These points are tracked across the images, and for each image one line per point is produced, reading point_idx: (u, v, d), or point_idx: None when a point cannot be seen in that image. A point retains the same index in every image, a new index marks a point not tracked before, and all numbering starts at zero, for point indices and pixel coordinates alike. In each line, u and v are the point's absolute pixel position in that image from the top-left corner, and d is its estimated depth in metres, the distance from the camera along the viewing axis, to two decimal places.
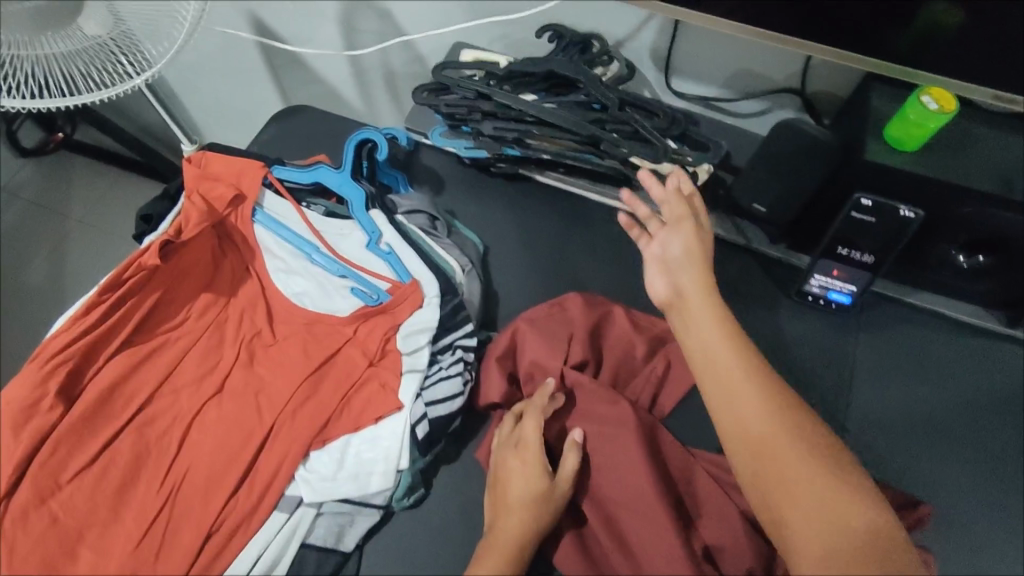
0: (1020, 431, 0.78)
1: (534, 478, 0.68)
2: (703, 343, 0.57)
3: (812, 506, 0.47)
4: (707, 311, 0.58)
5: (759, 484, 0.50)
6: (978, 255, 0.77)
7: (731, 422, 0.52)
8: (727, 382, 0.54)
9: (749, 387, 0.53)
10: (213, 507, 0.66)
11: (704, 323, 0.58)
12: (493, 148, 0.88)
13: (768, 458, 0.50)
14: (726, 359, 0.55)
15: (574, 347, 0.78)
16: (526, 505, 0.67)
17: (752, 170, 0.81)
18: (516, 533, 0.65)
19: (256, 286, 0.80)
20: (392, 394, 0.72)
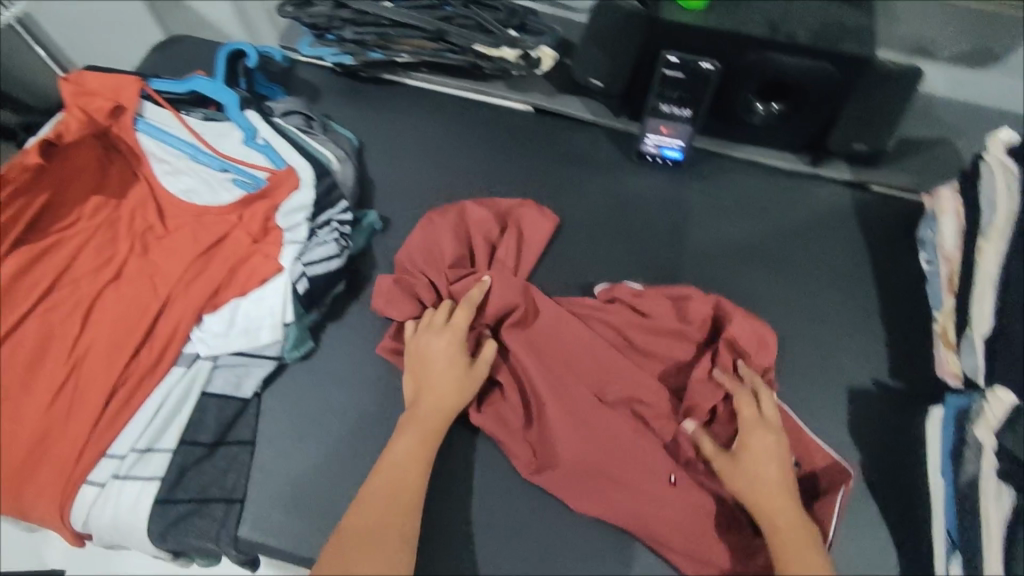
0: (824, 247, 0.93)
1: (456, 361, 0.75)
2: (759, 441, 0.70)
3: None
4: (772, 460, 0.69)
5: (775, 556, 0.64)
6: (772, 102, 0.90)
7: (750, 484, 0.68)
8: (771, 494, 0.67)
9: (775, 477, 0.68)
10: (116, 368, 0.74)
11: (739, 458, 0.70)
12: (357, 53, 0.97)
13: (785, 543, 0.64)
14: (770, 482, 0.68)
15: (437, 231, 0.86)
16: (449, 384, 0.74)
17: (584, 49, 0.94)
18: (437, 407, 0.73)
19: (144, 189, 0.86)
20: (273, 260, 0.81)
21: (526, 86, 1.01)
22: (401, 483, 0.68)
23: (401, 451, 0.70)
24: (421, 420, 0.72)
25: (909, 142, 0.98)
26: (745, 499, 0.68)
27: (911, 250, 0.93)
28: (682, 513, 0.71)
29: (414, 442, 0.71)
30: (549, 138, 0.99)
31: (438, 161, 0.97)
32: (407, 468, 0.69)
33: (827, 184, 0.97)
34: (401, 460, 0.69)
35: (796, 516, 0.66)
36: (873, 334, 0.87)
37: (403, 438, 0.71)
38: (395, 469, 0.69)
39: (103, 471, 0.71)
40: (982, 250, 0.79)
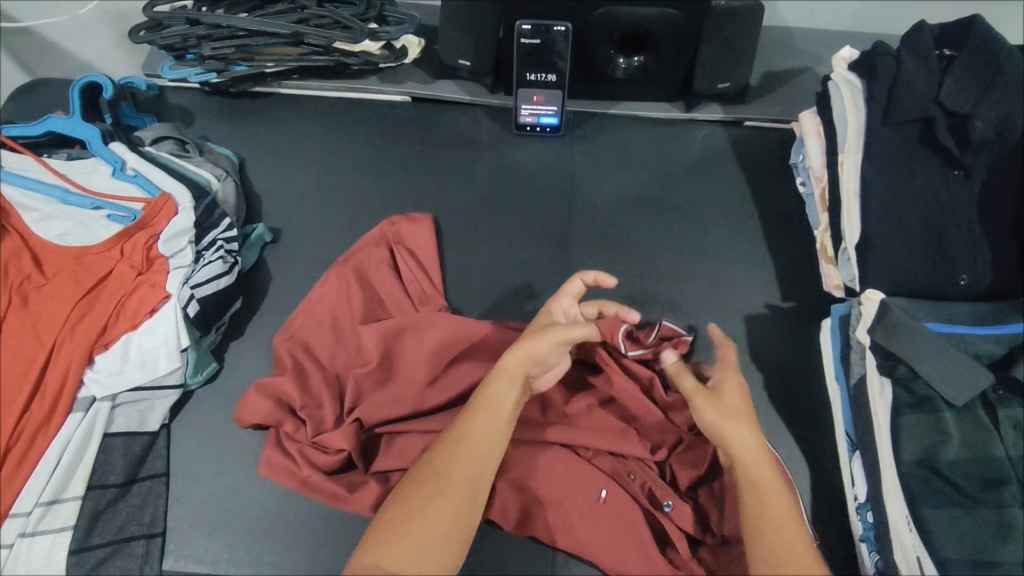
0: (707, 186, 0.97)
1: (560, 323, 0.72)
2: (740, 395, 0.67)
3: (777, 544, 0.58)
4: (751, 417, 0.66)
5: (761, 519, 0.59)
6: (631, 56, 0.95)
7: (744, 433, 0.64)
8: (753, 440, 0.64)
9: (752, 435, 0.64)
10: (9, 425, 0.72)
11: (724, 409, 0.66)
12: (221, 69, 0.96)
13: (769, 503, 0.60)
14: (753, 437, 0.64)
15: (327, 286, 0.82)
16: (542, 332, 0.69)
17: (446, 32, 0.94)
18: (510, 371, 0.66)
19: (17, 241, 0.83)
20: (161, 288, 0.79)
21: (399, 78, 1.01)
22: (444, 475, 0.61)
23: (441, 447, 0.63)
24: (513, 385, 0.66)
25: (774, 76, 1.03)
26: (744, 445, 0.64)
27: (788, 176, 0.98)
28: (612, 530, 0.68)
29: (485, 411, 0.65)
30: (430, 123, 1.00)
31: (322, 164, 0.97)
32: (454, 462, 0.62)
33: (702, 127, 1.01)
34: (446, 453, 0.63)
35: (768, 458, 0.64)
36: (762, 261, 0.91)
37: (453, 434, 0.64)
38: (441, 465, 0.62)
39: (8, 532, 0.68)
40: (844, 162, 0.82)
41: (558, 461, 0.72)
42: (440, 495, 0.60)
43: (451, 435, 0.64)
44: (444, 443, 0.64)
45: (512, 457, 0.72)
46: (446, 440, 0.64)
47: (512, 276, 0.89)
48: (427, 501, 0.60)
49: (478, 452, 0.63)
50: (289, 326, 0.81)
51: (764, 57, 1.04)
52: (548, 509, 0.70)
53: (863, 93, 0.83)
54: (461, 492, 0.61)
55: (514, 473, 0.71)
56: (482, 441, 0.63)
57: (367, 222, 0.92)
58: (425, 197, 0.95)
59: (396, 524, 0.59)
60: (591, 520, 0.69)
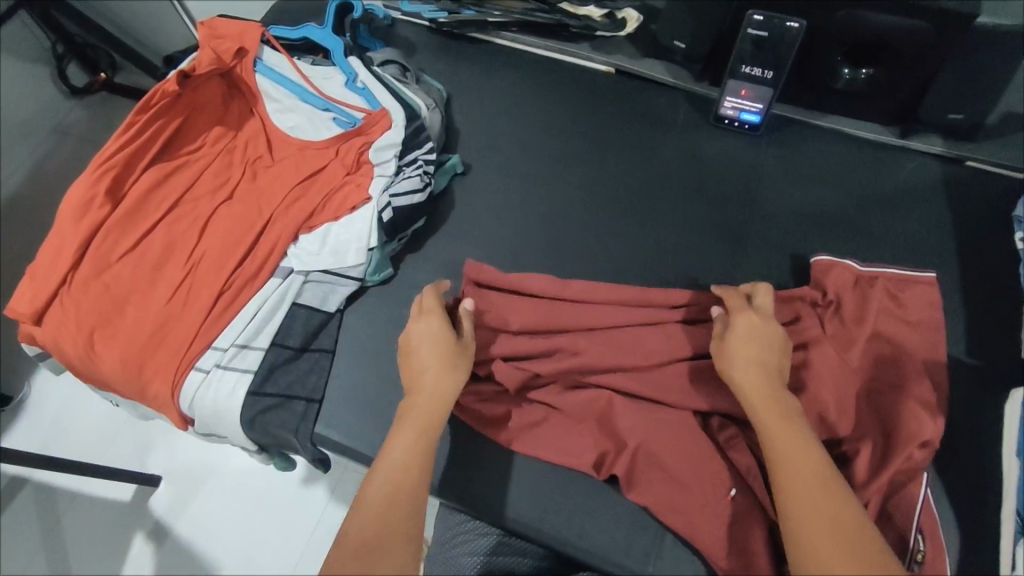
0: (907, 219, 0.90)
1: (438, 339, 0.71)
2: (741, 326, 0.69)
3: (796, 464, 0.59)
4: (745, 341, 0.68)
5: (773, 446, 0.61)
6: (860, 67, 0.90)
7: (741, 362, 0.66)
8: (743, 363, 0.66)
9: (757, 355, 0.67)
10: (225, 273, 0.84)
11: (745, 332, 0.68)
12: (453, 10, 1.06)
13: (777, 432, 0.62)
14: (756, 366, 0.66)
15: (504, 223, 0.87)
16: (435, 358, 0.70)
17: (670, 11, 0.96)
18: (423, 385, 0.69)
19: (258, 124, 0.96)
20: (364, 190, 0.89)
21: (611, 49, 1.04)
22: (386, 516, 0.60)
23: (372, 503, 0.61)
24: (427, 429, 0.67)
25: (1015, 119, 0.93)
26: (732, 377, 0.66)
27: (1005, 229, 0.88)
28: (737, 529, 0.68)
29: (418, 448, 0.65)
30: (630, 97, 1.02)
31: (519, 114, 1.02)
32: (389, 502, 0.61)
33: (915, 156, 0.94)
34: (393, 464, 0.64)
35: (771, 380, 0.65)
36: (955, 309, 0.84)
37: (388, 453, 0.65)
38: (380, 506, 0.61)
39: (207, 361, 0.80)
40: None
41: (699, 445, 0.71)
42: (387, 537, 0.59)
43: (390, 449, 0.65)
44: (369, 502, 0.61)
45: (658, 430, 0.72)
46: (381, 477, 0.63)
47: (677, 259, 0.89)
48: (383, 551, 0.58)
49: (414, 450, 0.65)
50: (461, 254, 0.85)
51: (1009, 98, 0.95)
52: (677, 489, 0.70)
53: None
54: (404, 529, 0.60)
55: (652, 443, 0.71)
56: (411, 481, 0.63)
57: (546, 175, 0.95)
58: (609, 166, 0.97)
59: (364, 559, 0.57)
60: (715, 513, 0.69)
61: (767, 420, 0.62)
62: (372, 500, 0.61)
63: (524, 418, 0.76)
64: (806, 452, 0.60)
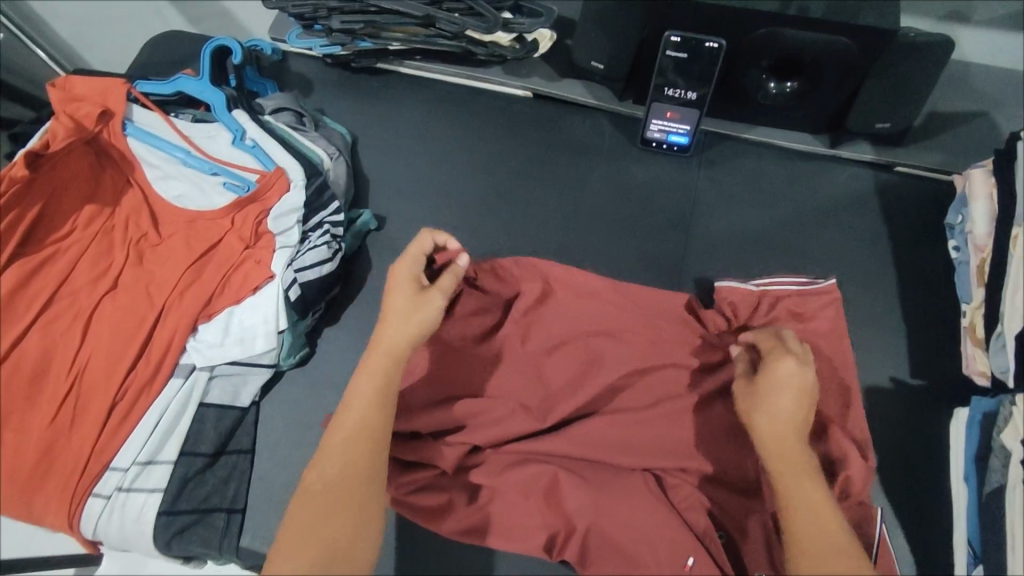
0: (843, 235, 0.88)
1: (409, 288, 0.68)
2: (781, 372, 0.64)
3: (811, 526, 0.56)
4: (785, 387, 0.63)
5: (787, 503, 0.59)
6: (787, 81, 0.85)
7: (769, 414, 0.62)
8: (772, 415, 0.62)
9: (789, 407, 0.62)
10: (116, 381, 0.75)
11: (774, 380, 0.64)
12: (346, 43, 0.93)
13: (798, 487, 0.59)
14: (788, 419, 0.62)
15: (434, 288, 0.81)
16: (403, 313, 0.66)
17: (584, 31, 0.88)
18: (385, 344, 0.64)
19: (138, 195, 0.85)
20: (265, 266, 0.80)
21: (525, 72, 0.96)
22: (337, 479, 0.59)
23: (312, 505, 0.57)
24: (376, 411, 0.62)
25: (942, 118, 0.91)
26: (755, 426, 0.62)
27: (938, 236, 0.87)
28: None
29: (374, 398, 0.62)
30: (550, 125, 0.95)
31: (433, 153, 0.94)
32: (341, 464, 0.59)
33: (845, 165, 0.91)
34: (338, 454, 0.60)
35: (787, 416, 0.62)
36: (897, 328, 0.82)
37: (330, 442, 0.61)
38: (333, 469, 0.59)
39: (107, 483, 0.72)
40: (1019, 238, 0.73)
41: (650, 514, 0.68)
42: (351, 491, 0.58)
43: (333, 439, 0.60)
44: (313, 501, 0.57)
45: (605, 508, 0.68)
46: (337, 440, 0.61)
47: None
48: (331, 512, 0.57)
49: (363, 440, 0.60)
50: None
51: (934, 96, 0.93)
52: (633, 566, 0.66)
53: None
54: (361, 485, 0.59)
55: (601, 521, 0.68)
56: (369, 437, 0.61)
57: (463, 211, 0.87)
58: (535, 202, 0.90)
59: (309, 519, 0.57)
60: None
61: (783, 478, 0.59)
62: (329, 462, 0.59)
63: (469, 502, 0.71)
64: (828, 520, 0.57)
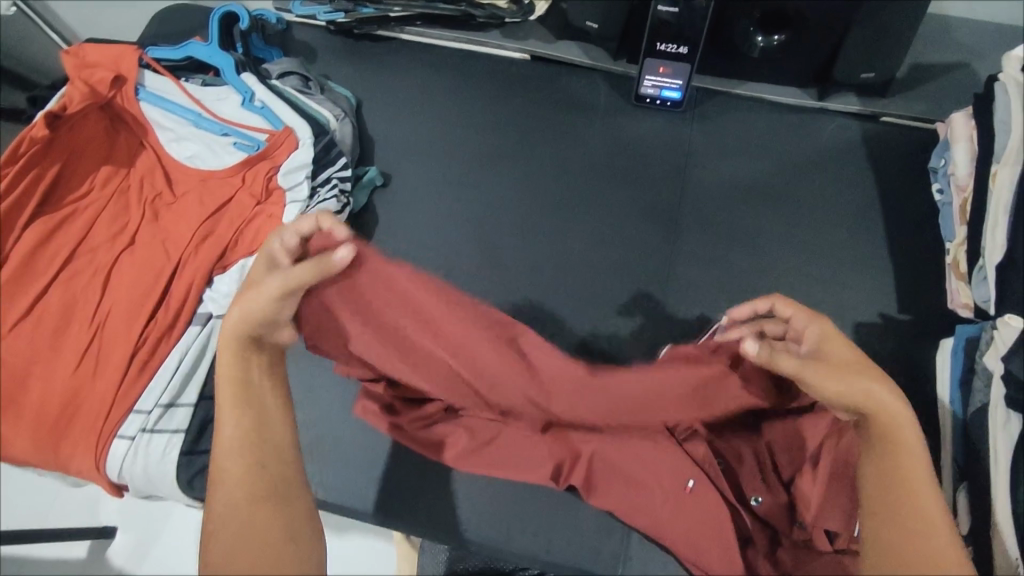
0: (831, 182, 0.91)
1: (273, 260, 0.59)
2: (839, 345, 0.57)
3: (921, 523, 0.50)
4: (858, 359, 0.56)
5: (899, 502, 0.52)
6: (774, 35, 0.88)
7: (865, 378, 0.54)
8: (872, 394, 0.54)
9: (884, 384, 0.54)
10: (135, 331, 0.77)
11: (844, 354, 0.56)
12: (349, 10, 0.97)
13: (903, 484, 0.52)
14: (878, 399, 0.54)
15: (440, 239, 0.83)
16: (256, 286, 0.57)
17: None
18: (240, 330, 0.56)
19: (152, 157, 0.88)
20: (277, 220, 0.83)
21: (522, 34, 0.99)
22: (250, 476, 0.54)
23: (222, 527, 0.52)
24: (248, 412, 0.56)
25: (923, 69, 0.95)
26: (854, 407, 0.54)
27: (922, 181, 0.91)
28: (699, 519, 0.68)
29: (239, 406, 0.56)
30: (548, 85, 0.98)
31: (435, 114, 0.97)
32: (249, 459, 0.55)
33: (832, 116, 0.95)
34: (226, 472, 0.54)
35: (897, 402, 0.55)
36: (884, 267, 0.86)
37: (220, 462, 0.55)
38: (241, 467, 0.54)
39: (131, 426, 0.74)
40: (997, 173, 0.76)
41: (651, 440, 0.72)
42: (253, 501, 0.53)
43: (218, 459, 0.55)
44: (222, 520, 0.53)
45: (609, 437, 0.72)
46: (233, 438, 0.55)
47: (615, 248, 0.87)
48: (250, 513, 0.53)
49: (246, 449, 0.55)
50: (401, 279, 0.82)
51: (916, 48, 0.96)
52: (636, 489, 0.70)
53: None
54: (261, 493, 0.54)
55: (606, 449, 0.71)
56: (258, 439, 0.56)
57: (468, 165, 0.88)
58: (535, 158, 0.94)
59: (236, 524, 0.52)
60: (675, 508, 0.69)
61: (888, 472, 0.52)
62: (232, 464, 0.54)
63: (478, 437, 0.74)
64: (935, 516, 0.51)
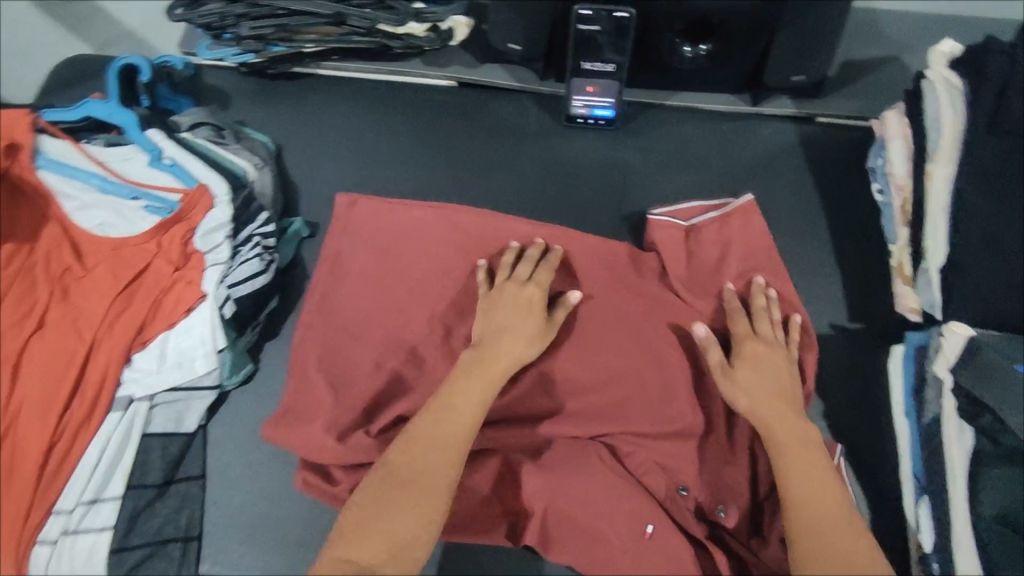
0: (773, 191, 0.89)
1: (531, 296, 0.73)
2: (761, 355, 0.70)
3: (808, 492, 0.63)
4: (779, 390, 0.69)
5: (807, 487, 0.63)
6: (700, 44, 0.86)
7: (752, 396, 0.68)
8: (771, 411, 0.67)
9: (769, 384, 0.69)
10: (49, 424, 0.72)
11: (761, 368, 0.69)
12: (260, 50, 0.91)
13: (806, 467, 0.64)
14: (789, 418, 0.67)
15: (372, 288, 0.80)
16: (518, 322, 0.72)
17: (496, 14, 0.88)
18: (504, 356, 0.70)
19: (58, 228, 0.82)
20: (196, 286, 0.78)
21: (444, 61, 0.95)
22: (429, 471, 0.64)
23: (381, 483, 0.64)
24: (434, 435, 0.66)
25: (855, 67, 0.93)
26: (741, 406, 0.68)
27: (862, 181, 0.89)
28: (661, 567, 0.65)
29: (475, 400, 0.68)
30: (476, 112, 0.94)
31: (361, 154, 0.93)
32: (433, 457, 0.65)
33: (768, 121, 0.93)
34: (427, 443, 0.65)
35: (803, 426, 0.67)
36: (832, 275, 0.84)
37: (421, 429, 0.66)
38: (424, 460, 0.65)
39: (51, 530, 0.70)
40: (933, 174, 0.74)
41: (603, 485, 0.69)
42: (408, 482, 0.64)
43: (423, 429, 0.66)
44: (383, 479, 0.64)
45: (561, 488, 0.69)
46: (426, 422, 0.67)
47: None
48: (407, 496, 0.63)
49: (455, 437, 0.66)
50: (335, 339, 0.79)
51: (844, 43, 0.94)
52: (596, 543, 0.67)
53: (965, 95, 0.74)
54: (436, 481, 0.64)
55: (558, 501, 0.69)
56: (463, 429, 0.67)
57: (382, 204, 0.81)
58: (469, 193, 0.90)
59: (384, 492, 0.63)
60: (636, 558, 0.66)
61: (779, 453, 0.65)
62: (425, 430, 0.66)
63: None
64: (834, 506, 0.62)
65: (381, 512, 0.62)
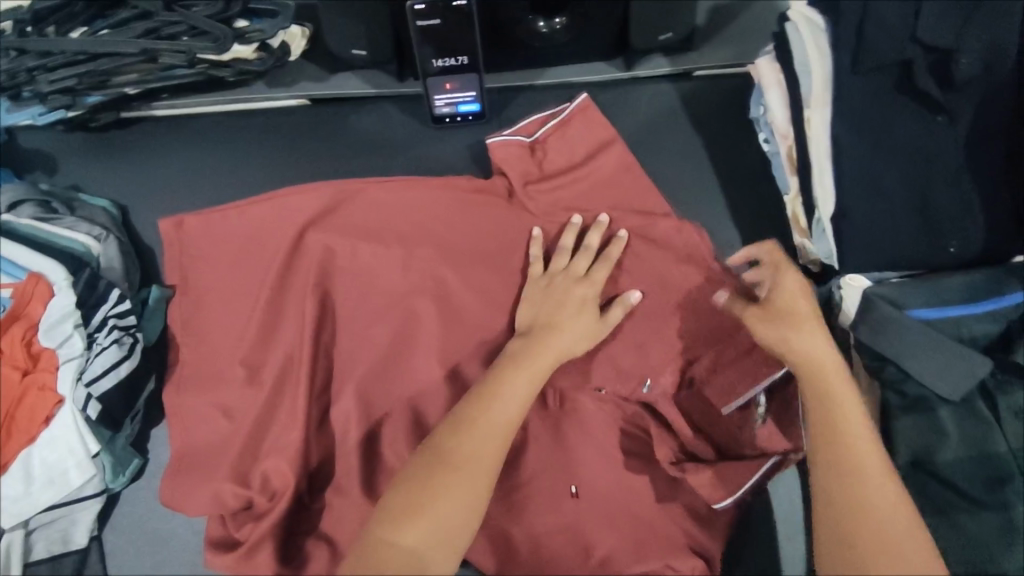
0: (660, 159, 0.85)
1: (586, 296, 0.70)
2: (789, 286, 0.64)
3: (841, 457, 0.57)
4: (810, 323, 0.62)
5: (839, 452, 0.57)
6: (554, 18, 0.80)
7: (793, 333, 0.61)
8: (813, 352, 0.60)
9: (807, 317, 0.62)
10: None
11: (792, 313, 0.63)
12: (70, 103, 0.79)
13: (840, 423, 0.58)
14: (829, 370, 0.60)
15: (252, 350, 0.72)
16: (576, 321, 0.68)
17: (330, 19, 0.79)
18: (566, 333, 0.67)
19: None
20: (52, 390, 0.69)
21: (289, 78, 0.86)
22: (480, 455, 0.59)
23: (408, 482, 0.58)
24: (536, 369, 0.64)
25: (723, 11, 0.88)
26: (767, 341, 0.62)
27: (748, 132, 0.86)
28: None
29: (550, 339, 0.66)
30: (335, 128, 0.86)
31: (218, 198, 0.84)
32: (485, 441, 0.60)
33: (646, 84, 0.88)
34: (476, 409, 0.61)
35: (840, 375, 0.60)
36: (731, 237, 0.81)
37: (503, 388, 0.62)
38: (475, 442, 0.60)
39: None
40: (810, 120, 0.71)
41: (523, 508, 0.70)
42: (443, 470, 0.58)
43: (490, 385, 0.63)
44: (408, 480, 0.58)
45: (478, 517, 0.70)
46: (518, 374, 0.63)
47: None
48: (436, 486, 0.57)
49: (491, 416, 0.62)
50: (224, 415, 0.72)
51: None
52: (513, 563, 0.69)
53: (826, 33, 0.71)
54: (486, 453, 0.60)
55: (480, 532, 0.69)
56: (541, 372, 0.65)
57: (249, 253, 0.74)
58: None
59: (409, 497, 0.57)
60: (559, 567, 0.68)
61: (825, 414, 0.58)
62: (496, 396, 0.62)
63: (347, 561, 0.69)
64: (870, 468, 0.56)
65: (420, 511, 0.57)
